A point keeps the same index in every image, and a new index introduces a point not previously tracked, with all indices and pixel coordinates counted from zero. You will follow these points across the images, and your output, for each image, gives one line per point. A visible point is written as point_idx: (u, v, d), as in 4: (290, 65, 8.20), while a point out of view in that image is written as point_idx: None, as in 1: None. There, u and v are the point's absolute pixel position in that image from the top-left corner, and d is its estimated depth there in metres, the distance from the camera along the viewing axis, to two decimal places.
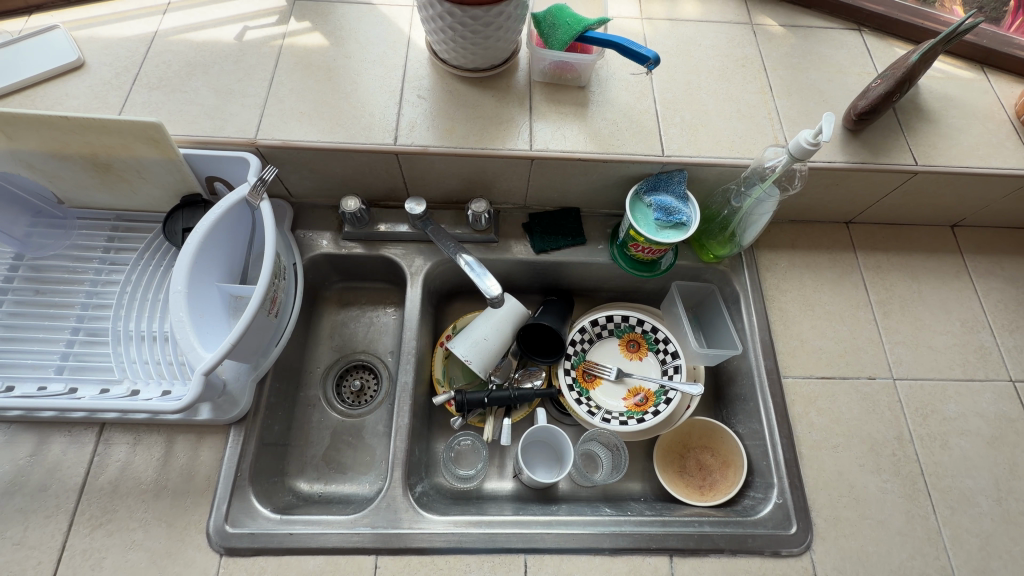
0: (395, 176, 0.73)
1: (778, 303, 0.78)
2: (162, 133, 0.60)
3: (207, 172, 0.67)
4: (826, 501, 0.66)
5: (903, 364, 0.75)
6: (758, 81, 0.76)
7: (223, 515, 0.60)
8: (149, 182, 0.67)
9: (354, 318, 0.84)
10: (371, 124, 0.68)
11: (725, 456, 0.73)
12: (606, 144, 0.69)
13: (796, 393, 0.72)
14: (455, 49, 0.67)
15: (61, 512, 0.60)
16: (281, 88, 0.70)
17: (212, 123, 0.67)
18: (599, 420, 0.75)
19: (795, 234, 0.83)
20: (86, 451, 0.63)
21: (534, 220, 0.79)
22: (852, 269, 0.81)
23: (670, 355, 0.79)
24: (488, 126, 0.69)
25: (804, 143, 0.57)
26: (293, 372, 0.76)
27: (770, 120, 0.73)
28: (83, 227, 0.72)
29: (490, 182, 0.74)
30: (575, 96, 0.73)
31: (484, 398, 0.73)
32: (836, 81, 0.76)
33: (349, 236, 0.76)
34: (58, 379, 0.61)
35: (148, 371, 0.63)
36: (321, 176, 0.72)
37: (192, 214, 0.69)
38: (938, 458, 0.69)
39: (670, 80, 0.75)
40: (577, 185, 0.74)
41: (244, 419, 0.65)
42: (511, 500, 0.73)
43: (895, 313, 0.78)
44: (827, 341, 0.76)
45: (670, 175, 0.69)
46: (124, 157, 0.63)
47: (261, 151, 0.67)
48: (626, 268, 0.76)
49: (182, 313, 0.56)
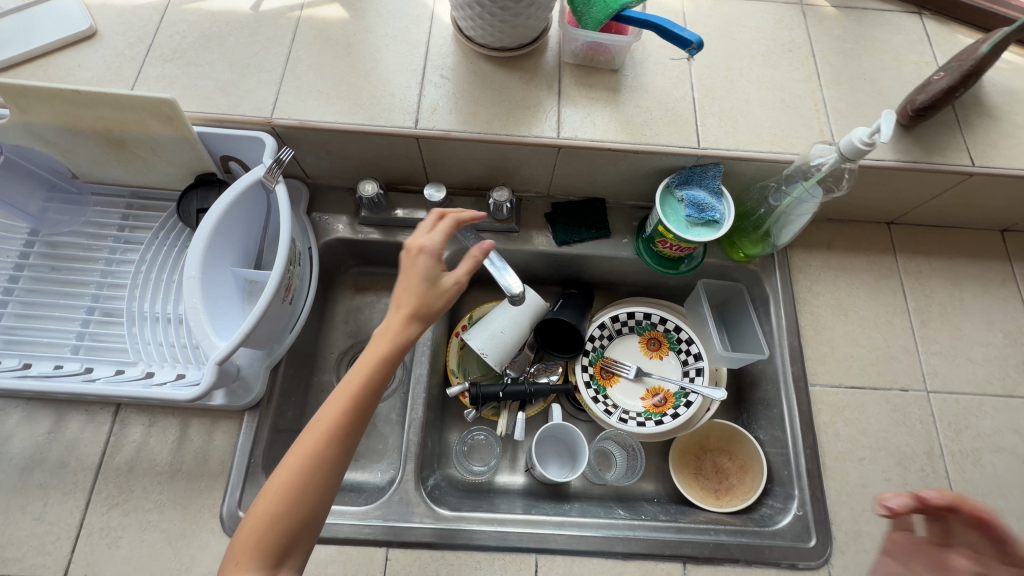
0: (415, 161, 0.70)
1: (809, 306, 0.74)
2: (175, 110, 0.58)
3: (222, 151, 0.65)
4: (848, 515, 0.64)
5: (938, 376, 0.71)
6: (806, 68, 0.70)
7: (236, 501, 0.61)
8: (164, 159, 0.65)
9: (369, 304, 0.82)
10: (392, 105, 0.65)
11: (743, 461, 0.71)
12: (637, 134, 0.65)
13: (823, 402, 0.69)
14: (483, 26, 0.63)
15: (79, 490, 0.60)
16: (298, 64, 0.66)
17: (227, 99, 0.64)
18: (616, 420, 0.73)
19: (832, 232, 0.79)
20: (103, 431, 0.63)
21: (557, 210, 0.76)
22: (890, 273, 0.77)
23: (693, 357, 0.76)
24: (513, 110, 0.65)
25: (857, 143, 0.52)
26: (307, 357, 0.74)
27: (815, 111, 0.68)
28: (97, 204, 0.70)
29: (514, 169, 0.70)
30: (607, 80, 0.68)
31: (499, 392, 0.72)
32: (890, 70, 0.70)
33: (365, 221, 0.74)
34: (75, 358, 0.62)
35: (162, 354, 0.63)
36: (338, 157, 0.69)
37: (206, 195, 0.67)
38: (968, 475, 0.67)
39: (711, 64, 0.70)
40: (605, 176, 0.71)
41: (258, 405, 0.65)
42: (522, 495, 0.72)
43: (933, 321, 0.74)
44: (858, 348, 0.72)
45: (704, 168, 0.66)
46: (138, 134, 0.61)
47: (277, 130, 0.64)
48: (652, 264, 0.73)
49: (196, 299, 0.55)
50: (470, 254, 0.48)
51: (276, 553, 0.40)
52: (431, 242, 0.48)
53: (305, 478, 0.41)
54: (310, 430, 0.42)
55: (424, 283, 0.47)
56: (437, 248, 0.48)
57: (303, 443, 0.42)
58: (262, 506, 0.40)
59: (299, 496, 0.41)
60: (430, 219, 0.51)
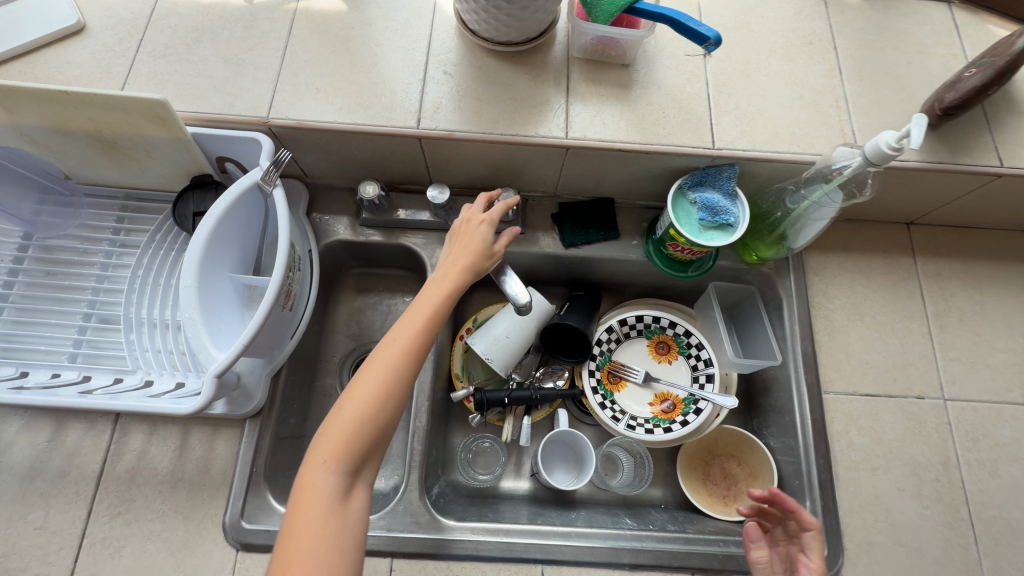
0: (417, 161, 0.67)
1: (824, 311, 0.72)
2: (168, 111, 0.55)
3: (217, 152, 0.63)
4: (861, 526, 0.63)
5: (956, 383, 0.69)
6: (827, 62, 0.67)
7: (239, 511, 0.60)
8: (158, 161, 0.63)
9: (371, 306, 0.80)
10: (393, 104, 0.62)
11: (753, 468, 0.70)
12: (649, 133, 0.62)
13: (836, 410, 0.68)
14: (488, 20, 0.59)
15: (81, 499, 0.60)
16: (295, 60, 0.64)
17: (221, 98, 0.62)
18: (623, 426, 0.71)
19: (849, 233, 0.76)
20: (103, 439, 0.62)
21: (564, 211, 0.73)
22: (908, 276, 0.74)
23: (703, 362, 0.75)
24: (519, 109, 0.63)
25: (884, 147, 0.49)
26: (309, 361, 0.73)
27: (836, 108, 0.64)
28: (91, 207, 0.68)
29: (520, 169, 0.68)
30: (618, 76, 0.65)
31: (504, 397, 0.71)
32: (916, 64, 0.67)
33: (367, 223, 0.72)
34: (72, 366, 0.60)
35: (160, 361, 0.62)
36: (338, 157, 0.67)
37: (203, 197, 0.65)
38: (984, 485, 0.65)
39: (727, 58, 0.66)
40: (615, 176, 0.68)
41: (260, 413, 0.64)
42: (527, 501, 0.71)
43: (952, 326, 0.72)
44: (874, 354, 0.70)
45: (718, 170, 0.63)
46: (130, 136, 0.59)
47: (274, 131, 0.62)
48: (662, 267, 0.71)
49: (193, 309, 0.54)
50: (511, 228, 0.57)
51: (355, 458, 0.43)
52: (491, 215, 0.57)
53: (386, 391, 0.45)
54: (389, 347, 0.47)
55: (482, 243, 0.54)
56: (496, 219, 0.57)
57: (383, 357, 0.46)
58: (345, 415, 0.44)
59: (379, 406, 0.44)
60: (482, 200, 0.60)
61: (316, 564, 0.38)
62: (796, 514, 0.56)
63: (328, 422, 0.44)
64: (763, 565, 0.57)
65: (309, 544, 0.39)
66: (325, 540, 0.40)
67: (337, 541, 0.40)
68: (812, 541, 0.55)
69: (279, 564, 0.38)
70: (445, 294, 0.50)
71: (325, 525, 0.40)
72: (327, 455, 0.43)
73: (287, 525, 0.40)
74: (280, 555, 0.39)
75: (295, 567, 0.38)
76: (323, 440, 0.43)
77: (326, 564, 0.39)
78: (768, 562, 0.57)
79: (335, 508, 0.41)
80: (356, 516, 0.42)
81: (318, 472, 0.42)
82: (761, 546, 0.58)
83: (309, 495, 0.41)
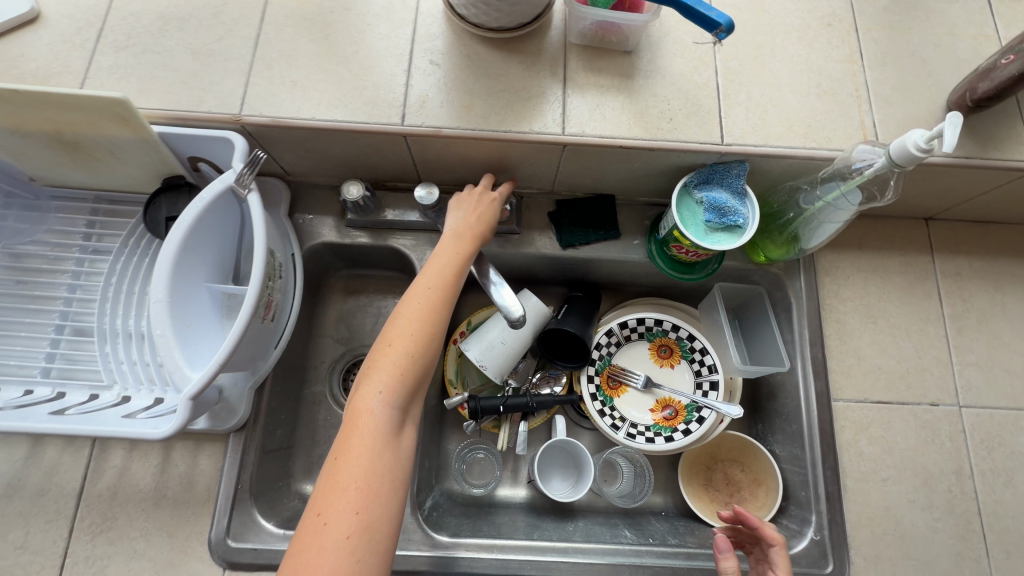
0: (404, 159, 0.63)
1: (835, 313, 0.69)
2: (130, 110, 0.51)
3: (189, 152, 0.58)
4: (868, 539, 0.61)
5: (972, 389, 0.66)
6: (847, 46, 0.61)
7: (224, 529, 0.58)
8: (126, 162, 0.59)
9: (361, 308, 0.76)
10: (375, 97, 0.57)
11: (756, 474, 0.68)
12: (653, 128, 0.57)
13: (846, 418, 0.65)
14: (476, 5, 0.54)
15: (62, 518, 0.58)
16: (268, 50, 0.59)
17: (189, 94, 0.57)
18: (623, 435, 0.68)
19: (865, 230, 0.72)
20: (83, 456, 0.60)
21: (562, 209, 0.69)
22: (926, 275, 0.70)
23: (706, 368, 0.71)
24: (512, 102, 0.58)
25: (912, 148, 0.45)
26: (296, 368, 0.70)
27: (856, 98, 0.59)
28: (59, 210, 0.65)
29: (514, 166, 0.63)
30: (619, 64, 0.60)
31: (500, 405, 0.68)
32: (944, 47, 0.61)
33: (353, 223, 0.68)
34: (45, 382, 0.58)
35: (137, 376, 0.59)
36: (319, 155, 0.63)
37: (175, 201, 0.61)
38: (999, 496, 0.63)
39: (738, 43, 0.61)
40: (615, 173, 0.64)
41: (244, 427, 0.61)
42: (525, 510, 0.69)
43: (971, 329, 0.69)
44: (886, 359, 0.67)
45: (727, 167, 0.59)
46: (92, 136, 0.55)
47: (248, 129, 0.57)
48: (665, 269, 0.67)
49: (165, 326, 0.50)
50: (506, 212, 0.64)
51: (406, 395, 0.46)
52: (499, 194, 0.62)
53: (429, 332, 0.48)
54: (428, 295, 0.50)
55: (494, 218, 0.60)
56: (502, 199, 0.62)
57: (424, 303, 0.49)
58: (394, 352, 0.47)
59: (426, 348, 0.48)
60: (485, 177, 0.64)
61: (376, 486, 0.41)
62: (759, 528, 0.55)
63: (379, 358, 0.46)
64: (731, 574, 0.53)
65: (369, 468, 0.41)
66: (382, 467, 0.42)
67: (391, 469, 0.42)
68: (777, 556, 0.54)
69: (340, 486, 0.40)
70: (467, 254, 0.55)
71: (381, 453, 0.42)
72: (383, 388, 0.45)
73: (341, 450, 0.42)
74: (339, 477, 0.41)
75: (358, 487, 0.40)
76: (374, 375, 0.46)
77: (384, 488, 0.41)
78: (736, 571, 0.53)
79: (391, 439, 0.43)
80: (405, 448, 0.45)
81: (375, 403, 0.44)
82: (731, 556, 0.54)
83: (365, 424, 0.43)
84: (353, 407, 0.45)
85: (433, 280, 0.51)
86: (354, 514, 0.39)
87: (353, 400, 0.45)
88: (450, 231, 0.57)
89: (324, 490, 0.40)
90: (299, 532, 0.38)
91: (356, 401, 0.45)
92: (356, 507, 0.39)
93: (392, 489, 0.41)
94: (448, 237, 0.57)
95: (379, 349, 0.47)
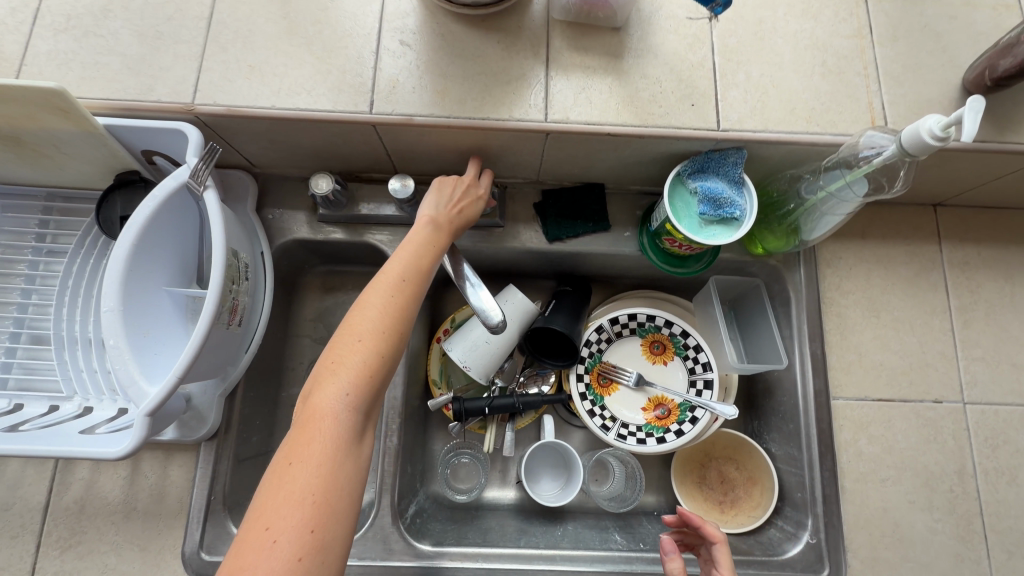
0: (376, 149, 0.58)
1: (836, 307, 0.65)
2: (69, 101, 0.46)
3: (142, 146, 0.54)
4: (866, 541, 0.59)
5: (977, 385, 0.63)
6: (856, 18, 0.56)
7: (197, 542, 0.56)
8: (74, 157, 0.54)
9: (340, 306, 0.73)
10: (340, 83, 0.53)
11: (751, 473, 0.65)
12: (643, 113, 0.53)
13: (846, 417, 0.62)
14: None
15: (28, 533, 0.56)
16: (222, 31, 0.54)
17: (138, 81, 0.52)
18: (614, 436, 0.66)
19: (869, 218, 0.68)
20: (47, 468, 0.57)
21: (548, 200, 0.65)
22: (932, 266, 0.67)
23: (700, 366, 0.68)
24: (490, 86, 0.53)
25: (927, 135, 0.41)
26: (271, 370, 0.67)
27: (864, 77, 0.55)
28: (8, 209, 0.60)
29: (495, 155, 0.59)
30: (607, 42, 0.55)
31: (485, 407, 0.65)
32: (961, 19, 0.56)
33: (325, 219, 0.64)
34: (1, 394, 0.55)
35: (99, 386, 0.56)
36: (285, 146, 0.58)
37: (131, 199, 0.57)
38: (1002, 495, 0.60)
39: (737, 17, 0.56)
40: (604, 161, 0.59)
41: (215, 436, 0.58)
42: (513, 512, 0.67)
43: (978, 322, 0.65)
44: (889, 355, 0.64)
45: (724, 155, 0.54)
46: (32, 130, 0.50)
47: (203, 119, 0.53)
48: (658, 263, 0.63)
49: (118, 336, 0.47)
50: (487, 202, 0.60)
51: (371, 398, 0.42)
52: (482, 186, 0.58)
53: (398, 330, 0.45)
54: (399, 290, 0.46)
55: (475, 213, 0.56)
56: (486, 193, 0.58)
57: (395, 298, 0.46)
58: (362, 350, 0.42)
59: (395, 349, 0.44)
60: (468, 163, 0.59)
61: (333, 500, 0.36)
62: (700, 527, 0.55)
63: (345, 355, 0.42)
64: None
65: (327, 479, 0.37)
66: (341, 477, 0.37)
67: (352, 481, 0.38)
68: (720, 554, 0.53)
69: (293, 497, 0.35)
70: (440, 250, 0.52)
71: (342, 462, 0.38)
72: (349, 388, 0.41)
73: (294, 455, 0.37)
74: (290, 487, 0.35)
75: (313, 500, 0.35)
76: (338, 374, 0.41)
77: (342, 502, 0.36)
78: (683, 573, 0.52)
79: (354, 446, 0.39)
80: (366, 457, 0.40)
81: (339, 404, 0.40)
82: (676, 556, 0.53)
83: (327, 428, 0.39)
84: (311, 407, 0.40)
85: (407, 274, 0.48)
86: (306, 532, 0.34)
87: (310, 399, 0.41)
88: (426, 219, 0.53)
89: (272, 501, 0.35)
90: (236, 549, 0.33)
91: (315, 401, 0.40)
92: (309, 524, 0.34)
93: (349, 504, 0.37)
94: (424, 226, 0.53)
95: (345, 344, 0.43)
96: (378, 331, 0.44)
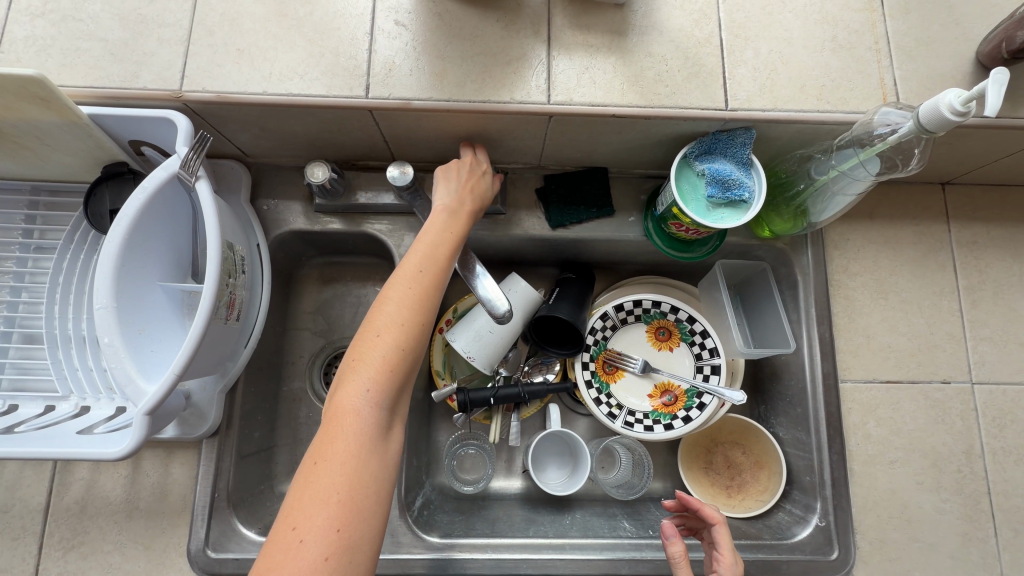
0: (373, 135, 0.57)
1: (843, 289, 0.65)
2: (50, 90, 0.44)
3: (129, 136, 0.52)
4: (874, 523, 0.59)
5: (985, 365, 0.63)
6: None
7: (202, 540, 0.55)
8: (58, 148, 0.52)
9: (339, 297, 0.71)
10: (333, 66, 0.51)
11: (758, 457, 0.65)
12: (648, 94, 0.51)
13: (854, 400, 0.62)
14: None
15: (29, 534, 0.55)
16: (208, 13, 0.51)
17: (122, 68, 0.50)
18: (621, 424, 0.65)
19: (877, 198, 0.66)
20: (45, 469, 0.56)
21: (550, 185, 0.63)
22: (940, 246, 0.66)
23: (707, 352, 0.67)
24: (490, 67, 0.51)
25: (947, 110, 0.40)
26: (272, 364, 0.66)
27: (876, 52, 0.53)
28: None
29: (495, 140, 0.57)
30: (610, 18, 0.53)
31: (489, 397, 0.64)
32: None
33: (322, 209, 0.62)
34: None
35: (95, 384, 0.55)
36: (278, 134, 0.56)
37: (120, 191, 0.55)
38: (1009, 475, 0.60)
39: None
40: (607, 144, 0.58)
41: (217, 433, 0.57)
42: (520, 501, 0.67)
43: (986, 301, 0.65)
44: (897, 337, 0.64)
45: (731, 135, 0.53)
46: (12, 122, 0.48)
47: (191, 106, 0.51)
48: (663, 248, 0.62)
49: (112, 334, 0.45)
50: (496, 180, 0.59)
51: (394, 393, 0.41)
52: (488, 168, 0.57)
53: (417, 321, 0.43)
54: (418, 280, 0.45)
55: (484, 194, 0.55)
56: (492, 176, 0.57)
57: (414, 289, 0.44)
58: (381, 344, 0.41)
59: (415, 342, 0.42)
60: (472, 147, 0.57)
61: (359, 498, 0.36)
62: (699, 510, 0.54)
63: (365, 350, 0.41)
64: (679, 560, 0.50)
65: (352, 477, 0.36)
66: (366, 475, 0.37)
67: (377, 479, 0.37)
68: (719, 535, 0.52)
69: (319, 496, 0.35)
70: (457, 237, 0.50)
71: (366, 461, 0.37)
72: (370, 385, 0.40)
73: (320, 455, 0.37)
74: (317, 486, 0.35)
75: (339, 499, 0.35)
76: (359, 371, 0.40)
77: (368, 500, 0.36)
78: (685, 557, 0.51)
79: (378, 443, 0.38)
80: (392, 453, 0.40)
81: (360, 402, 0.39)
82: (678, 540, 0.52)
83: (349, 426, 0.38)
84: (334, 405, 0.39)
85: (426, 264, 0.46)
86: (333, 531, 0.34)
87: (334, 396, 0.40)
88: (441, 206, 0.51)
89: (299, 501, 0.35)
90: (267, 549, 0.33)
91: (338, 399, 0.39)
92: (335, 524, 0.34)
93: (375, 501, 0.36)
94: (439, 214, 0.51)
95: (365, 339, 0.42)
96: (398, 324, 0.42)
